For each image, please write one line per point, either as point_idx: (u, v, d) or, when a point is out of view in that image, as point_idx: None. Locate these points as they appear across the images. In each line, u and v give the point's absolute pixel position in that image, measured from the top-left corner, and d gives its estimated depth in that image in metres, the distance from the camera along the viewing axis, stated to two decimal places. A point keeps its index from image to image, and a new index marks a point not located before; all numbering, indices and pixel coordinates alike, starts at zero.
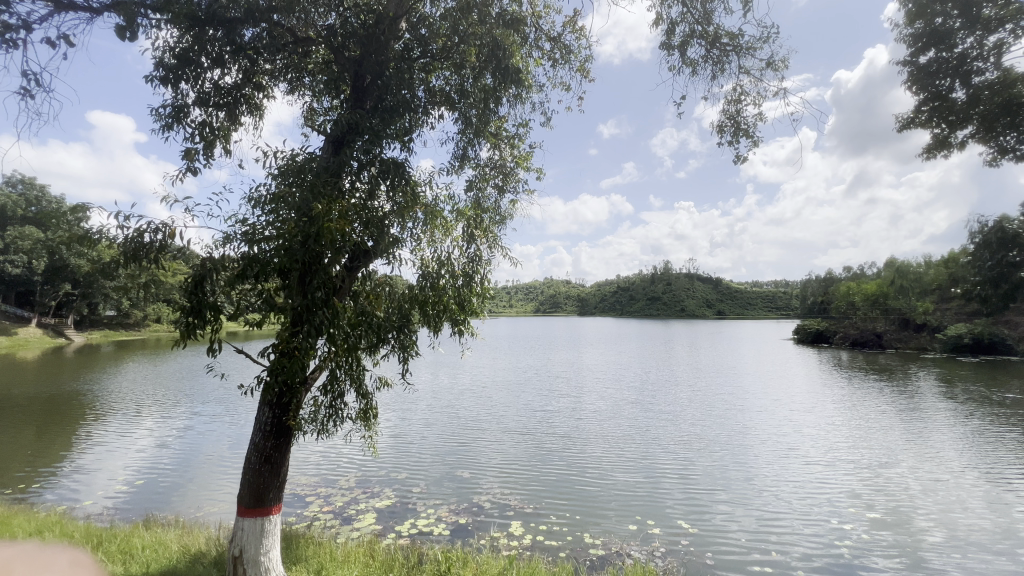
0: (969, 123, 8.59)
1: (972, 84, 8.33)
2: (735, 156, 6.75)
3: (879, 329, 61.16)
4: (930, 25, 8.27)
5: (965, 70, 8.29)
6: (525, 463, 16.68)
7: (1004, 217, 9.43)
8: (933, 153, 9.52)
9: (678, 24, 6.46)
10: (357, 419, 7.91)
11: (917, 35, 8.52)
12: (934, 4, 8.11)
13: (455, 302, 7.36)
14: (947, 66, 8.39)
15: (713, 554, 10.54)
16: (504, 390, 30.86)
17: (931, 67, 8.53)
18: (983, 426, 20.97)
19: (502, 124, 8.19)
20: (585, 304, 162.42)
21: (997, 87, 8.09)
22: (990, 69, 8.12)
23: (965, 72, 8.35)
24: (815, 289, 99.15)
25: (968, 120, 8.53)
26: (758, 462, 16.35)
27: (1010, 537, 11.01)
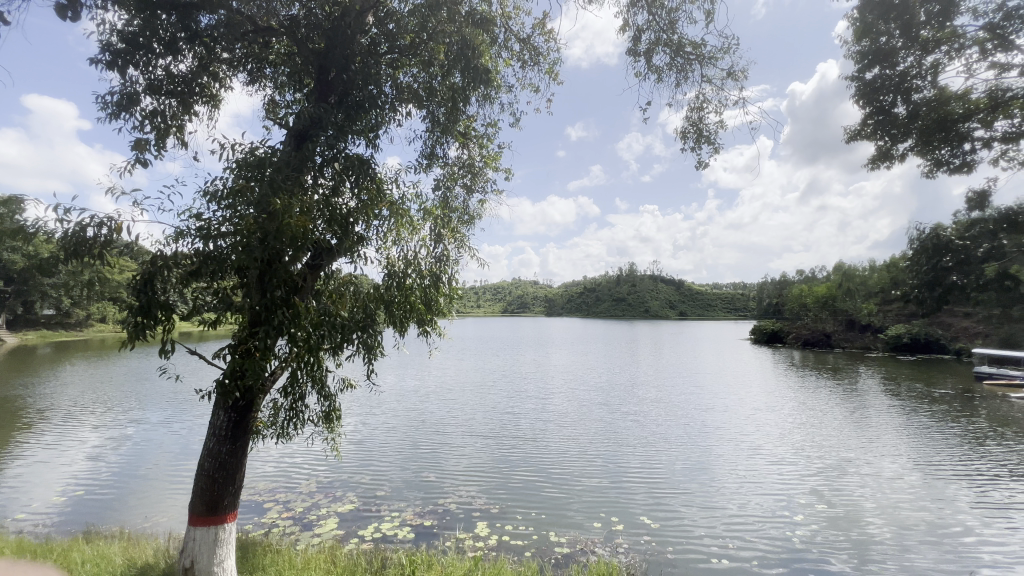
0: (908, 137, 9.19)
1: (912, 100, 8.92)
2: (697, 161, 6.90)
3: (829, 329, 64.46)
4: (875, 44, 8.82)
5: (905, 87, 8.88)
6: (492, 466, 16.62)
7: (938, 225, 10.14)
8: (877, 164, 10.13)
9: (644, 31, 6.59)
10: (319, 422, 7.66)
11: (863, 54, 9.07)
12: (879, 24, 8.65)
13: (422, 302, 7.21)
14: (890, 83, 8.95)
15: (673, 549, 10.97)
16: (470, 392, 30.66)
17: (876, 83, 9.09)
18: (921, 422, 22.41)
19: (470, 123, 8.14)
20: (553, 304, 163.80)
21: (934, 104, 8.74)
22: (927, 87, 8.73)
23: (905, 89, 8.92)
24: (770, 290, 103.62)
25: (909, 133, 9.12)
26: (717, 462, 16.89)
27: (943, 529, 11.82)
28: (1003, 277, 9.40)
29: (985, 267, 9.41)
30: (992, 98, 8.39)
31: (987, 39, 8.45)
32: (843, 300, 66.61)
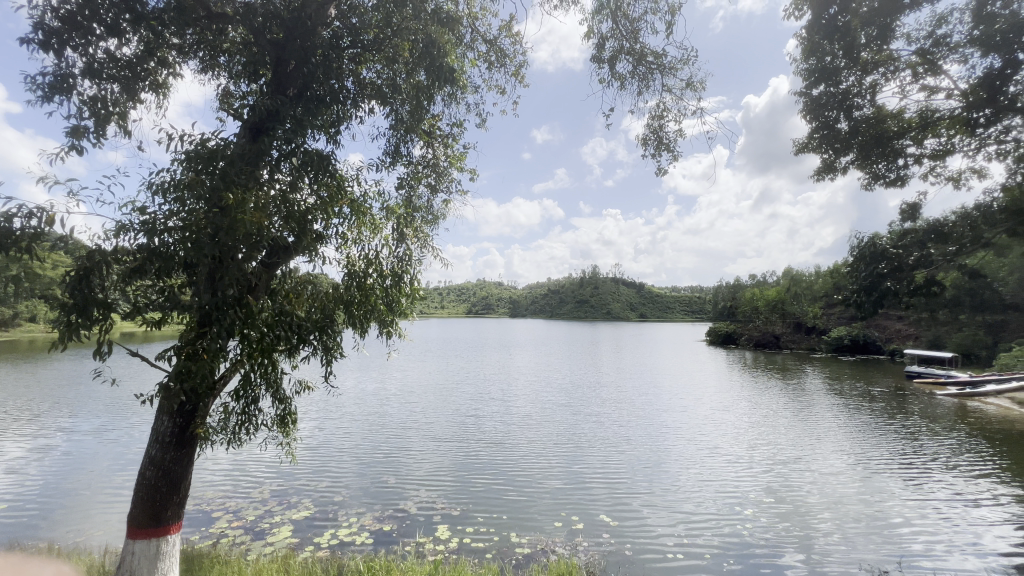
0: (849, 150, 10.37)
1: (853, 117, 10.05)
2: (657, 168, 7.07)
3: (778, 331, 67.80)
4: (821, 62, 9.68)
5: (848, 104, 9.95)
6: (454, 470, 16.41)
7: (875, 234, 10.83)
8: (822, 175, 11.14)
9: (608, 39, 6.66)
10: (273, 427, 7.29)
11: (810, 72, 9.96)
12: (824, 45, 9.48)
13: (383, 302, 6.99)
14: (834, 100, 10.00)
15: (631, 546, 11.24)
16: (433, 395, 30.28)
17: (823, 99, 10.11)
18: (860, 420, 23.81)
19: (435, 122, 8.00)
20: (517, 305, 164.35)
21: (872, 121, 9.95)
22: (866, 105, 9.93)
23: (848, 107, 10.00)
24: (724, 294, 107.91)
25: (850, 147, 10.27)
26: (675, 462, 17.35)
27: (879, 521, 12.59)
28: (931, 284, 10.18)
29: (915, 274, 10.18)
30: (922, 117, 9.73)
31: (917, 64, 9.65)
32: (790, 303, 70.21)
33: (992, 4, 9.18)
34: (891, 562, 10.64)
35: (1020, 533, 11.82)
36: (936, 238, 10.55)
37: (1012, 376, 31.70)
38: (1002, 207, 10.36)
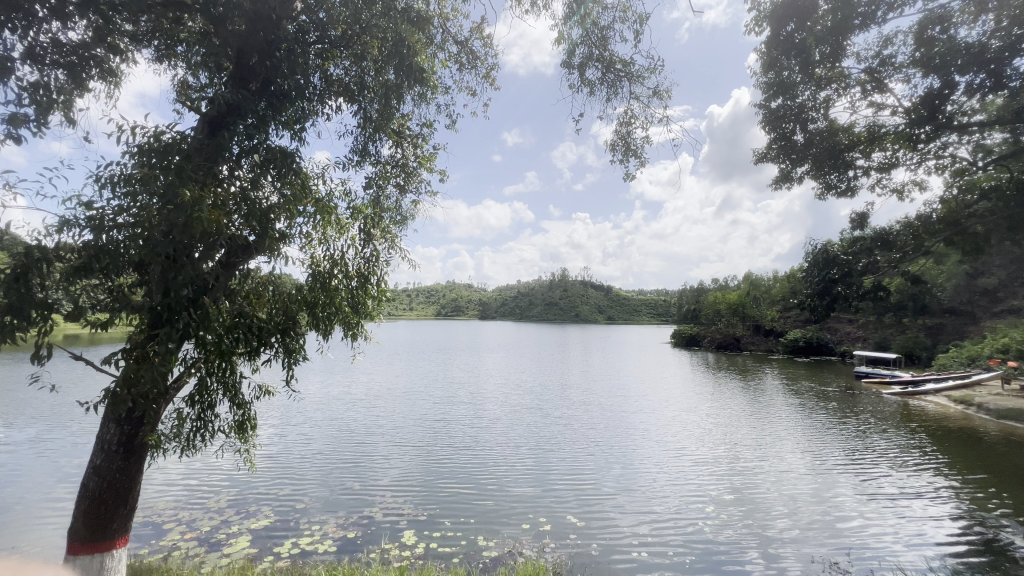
0: (804, 161, 11.20)
1: (808, 130, 10.90)
2: (625, 174, 7.08)
3: (738, 334, 70.27)
4: (779, 77, 10.19)
5: (803, 117, 10.78)
6: (421, 476, 16.13)
7: (827, 241, 11.42)
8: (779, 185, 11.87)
9: (578, 46, 6.66)
10: (231, 433, 6.94)
11: (769, 85, 10.52)
12: (782, 60, 10.05)
13: (348, 304, 6.74)
14: (790, 113, 10.77)
15: (598, 546, 11.41)
16: (401, 399, 29.74)
17: (780, 112, 10.86)
18: (814, 420, 24.86)
19: (405, 122, 7.82)
20: (486, 308, 163.93)
21: (824, 134, 10.89)
22: (820, 118, 10.85)
23: (803, 119, 10.82)
24: (688, 297, 110.91)
25: (805, 158, 11.11)
26: (641, 464, 17.62)
27: (831, 518, 13.15)
28: (877, 289, 10.78)
29: (863, 279, 10.76)
30: (869, 133, 10.82)
31: (866, 82, 10.20)
32: (750, 307, 72.82)
33: (933, 29, 9.79)
34: (842, 556, 11.15)
35: (957, 525, 12.57)
36: (883, 246, 11.17)
37: (949, 376, 33.82)
38: (942, 219, 11.05)
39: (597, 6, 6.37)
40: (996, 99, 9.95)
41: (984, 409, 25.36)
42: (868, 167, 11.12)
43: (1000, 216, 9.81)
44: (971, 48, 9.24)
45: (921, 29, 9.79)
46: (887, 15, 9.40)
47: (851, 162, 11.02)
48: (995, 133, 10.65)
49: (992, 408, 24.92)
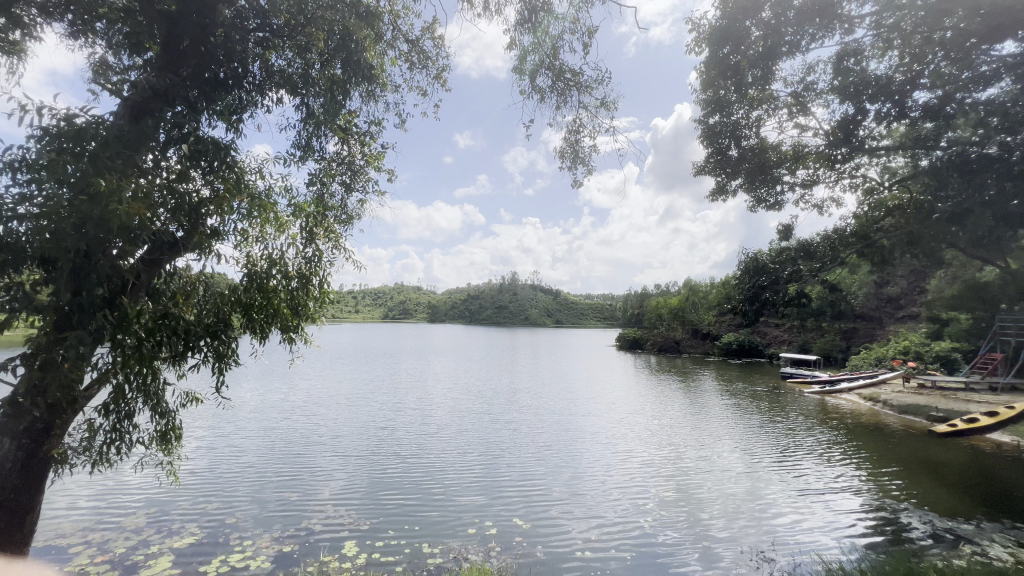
0: (738, 175, 11.97)
1: (741, 146, 11.65)
2: (573, 181, 7.15)
3: (678, 337, 73.83)
4: (716, 94, 10.90)
5: (737, 134, 11.49)
6: (364, 486, 15.51)
7: (757, 251, 12.14)
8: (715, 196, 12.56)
9: (529, 53, 6.60)
10: (151, 444, 6.29)
11: (707, 102, 11.23)
12: (719, 80, 10.69)
13: (287, 306, 6.25)
14: (726, 129, 11.46)
15: (544, 548, 11.55)
16: (344, 406, 28.54)
17: (716, 128, 11.53)
18: (746, 419, 26.42)
19: (351, 118, 7.43)
20: (434, 311, 161.73)
21: (756, 151, 11.69)
22: (752, 136, 11.58)
23: (737, 136, 11.53)
24: (631, 301, 115.04)
25: (738, 172, 11.89)
26: (587, 468, 17.89)
27: (760, 511, 13.98)
28: (801, 296, 11.51)
29: (789, 286, 11.45)
30: (794, 151, 11.69)
31: (791, 105, 10.96)
32: (689, 312, 76.64)
33: (848, 60, 10.66)
34: (769, 545, 11.90)
35: (867, 512, 13.76)
36: (805, 256, 12.00)
37: (860, 375, 37.14)
38: (855, 233, 12.08)
39: (548, 15, 6.37)
40: (900, 127, 11.01)
41: (889, 405, 28.03)
42: (793, 183, 12.02)
43: (903, 231, 10.85)
44: (880, 79, 10.17)
45: (839, 60, 10.62)
46: (810, 45, 10.13)
47: (778, 178, 11.85)
48: (899, 157, 11.80)
49: (895, 404, 27.59)
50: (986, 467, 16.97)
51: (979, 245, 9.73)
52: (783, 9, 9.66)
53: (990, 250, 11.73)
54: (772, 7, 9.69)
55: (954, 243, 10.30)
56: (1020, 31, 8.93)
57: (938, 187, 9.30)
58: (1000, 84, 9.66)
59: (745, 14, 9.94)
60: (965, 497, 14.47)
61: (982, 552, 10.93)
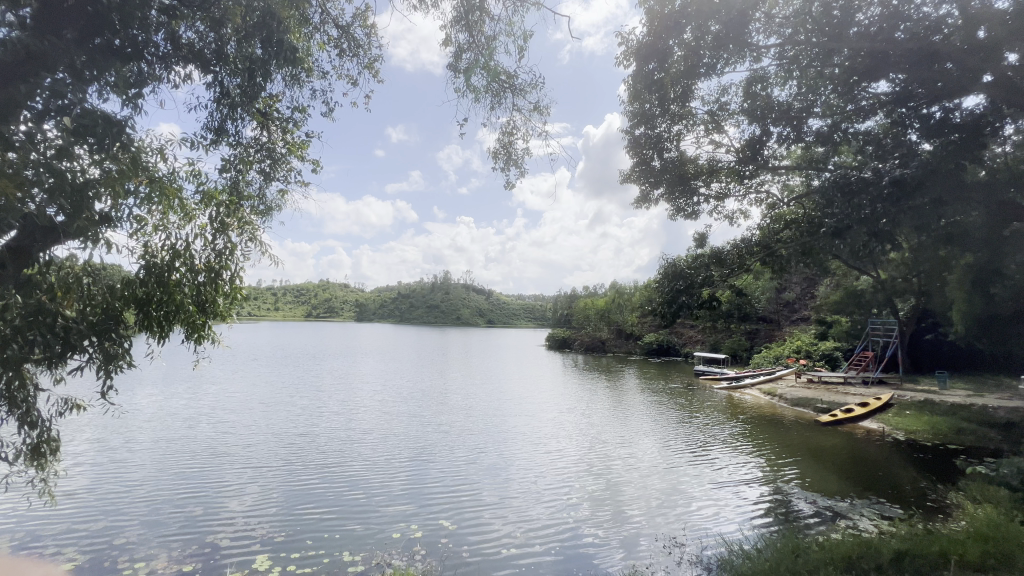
0: (660, 184, 12.80)
1: (663, 157, 12.46)
2: (506, 183, 7.23)
3: (603, 337, 77.11)
4: (642, 107, 11.60)
5: (660, 146, 12.27)
6: (279, 497, 14.63)
7: (675, 258, 13.00)
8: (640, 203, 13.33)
9: (465, 51, 6.58)
10: (19, 460, 5.50)
11: (633, 114, 11.97)
12: (644, 94, 11.34)
13: (192, 302, 5.65)
14: (650, 141, 12.20)
15: (470, 549, 11.68)
16: (259, 412, 26.68)
17: (641, 139, 12.25)
18: (664, 415, 28.13)
19: (272, 102, 6.94)
20: (363, 309, 155.80)
21: (676, 163, 12.56)
22: (672, 149, 12.40)
23: (660, 148, 12.32)
24: (561, 302, 118.25)
25: (660, 181, 12.73)
26: (516, 469, 18.15)
27: (672, 501, 14.98)
28: (712, 300, 12.46)
29: (702, 291, 12.36)
30: (709, 165, 12.68)
31: (708, 122, 11.89)
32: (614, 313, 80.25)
33: (756, 85, 11.72)
34: (680, 531, 12.86)
35: (763, 496, 15.25)
36: (717, 263, 13.04)
37: (761, 372, 40.96)
38: (759, 243, 13.33)
39: (485, 15, 6.37)
40: (798, 149, 12.29)
41: (783, 399, 31.22)
42: (707, 195, 13.07)
43: (797, 242, 12.15)
44: (781, 105, 11.34)
45: (749, 84, 11.65)
46: (725, 68, 10.96)
47: (695, 189, 12.83)
48: (796, 177, 13.21)
49: (788, 398, 30.76)
50: (859, 451, 19.44)
51: (856, 258, 11.13)
52: (702, 32, 10.26)
53: (866, 262, 13.45)
54: (692, 29, 10.33)
55: (837, 255, 11.71)
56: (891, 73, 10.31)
57: (825, 205, 10.54)
58: (875, 118, 11.12)
59: (669, 33, 10.50)
60: (842, 478, 16.48)
61: (853, 525, 12.53)
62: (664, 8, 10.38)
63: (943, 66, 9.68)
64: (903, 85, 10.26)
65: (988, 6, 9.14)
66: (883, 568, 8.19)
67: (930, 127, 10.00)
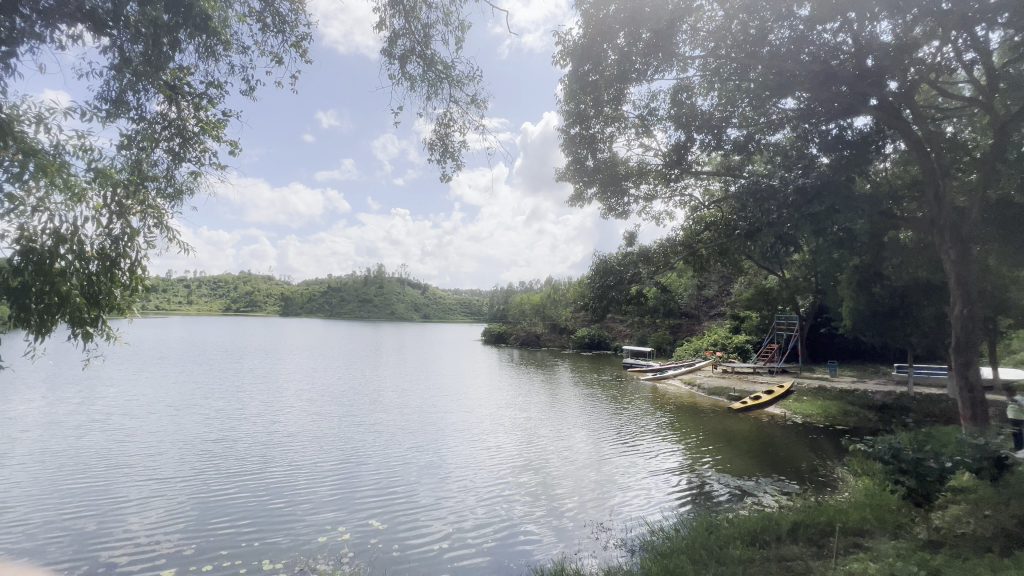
0: (592, 183, 13.24)
1: (596, 157, 12.89)
2: (442, 175, 7.11)
3: (539, 331, 78.60)
4: (577, 107, 11.93)
5: (593, 146, 12.67)
6: (191, 508, 13.62)
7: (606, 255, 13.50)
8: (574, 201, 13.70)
9: (400, 37, 6.36)
10: None
11: (569, 114, 12.25)
12: (579, 95, 11.65)
13: (81, 295, 5.07)
14: (584, 141, 12.57)
15: (399, 547, 11.62)
16: (167, 416, 24.34)
17: (576, 139, 12.59)
18: (595, 408, 29.22)
19: (183, 75, 6.32)
20: (289, 303, 147.09)
21: (608, 163, 13.03)
22: (605, 150, 12.85)
23: (594, 149, 12.72)
24: (498, 297, 118.87)
25: (593, 180, 13.19)
26: (451, 466, 18.09)
27: (599, 490, 15.68)
28: (639, 296, 13.10)
29: (631, 287, 12.96)
30: (638, 167, 13.28)
31: (638, 126, 12.44)
32: (549, 307, 81.97)
33: (682, 94, 12.41)
34: (607, 516, 13.53)
35: (681, 480, 16.37)
36: (644, 261, 13.72)
37: (682, 364, 43.73)
38: (683, 243, 14.19)
39: (421, 1, 6.19)
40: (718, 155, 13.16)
41: (702, 388, 33.55)
42: (637, 195, 13.70)
43: (715, 243, 13.08)
44: (704, 114, 12.11)
45: (676, 92, 12.29)
46: (654, 75, 11.49)
47: (626, 190, 13.46)
48: (715, 182, 14.19)
49: (705, 387, 33.14)
50: (764, 434, 21.39)
51: (765, 258, 12.18)
52: (635, 39, 10.65)
53: (774, 262, 14.74)
54: (625, 35, 10.71)
55: (749, 255, 12.75)
56: (797, 91, 11.32)
57: (740, 209, 11.44)
58: (783, 131, 12.20)
59: (603, 37, 10.82)
60: (750, 460, 18.04)
61: (758, 502, 13.79)
62: (600, 12, 10.65)
63: (839, 88, 10.81)
64: (807, 103, 11.31)
65: (877, 36, 10.33)
66: (781, 538, 9.11)
67: (828, 143, 11.14)
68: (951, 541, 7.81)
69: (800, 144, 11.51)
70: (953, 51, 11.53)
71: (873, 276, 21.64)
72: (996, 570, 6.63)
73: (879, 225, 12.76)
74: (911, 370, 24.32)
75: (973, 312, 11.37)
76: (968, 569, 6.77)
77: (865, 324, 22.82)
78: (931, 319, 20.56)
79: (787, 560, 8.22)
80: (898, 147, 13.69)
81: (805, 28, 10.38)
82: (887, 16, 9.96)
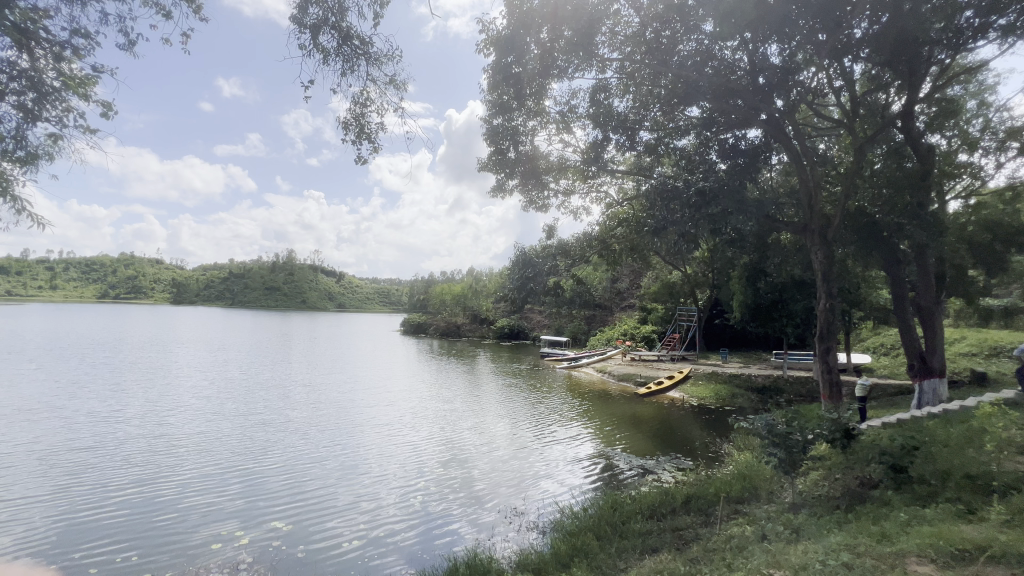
0: (514, 175, 13.36)
1: (518, 149, 12.99)
2: (357, 156, 6.72)
3: (459, 321, 78.11)
4: (500, 98, 11.92)
5: (515, 138, 12.75)
6: (56, 526, 12.06)
7: (526, 247, 13.68)
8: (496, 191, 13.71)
9: (312, 6, 5.87)
10: None
11: (492, 104, 12.19)
12: (502, 85, 11.65)
13: None
14: (506, 132, 12.60)
15: (305, 548, 11.22)
16: (21, 422, 20.87)
17: (498, 130, 12.60)
18: (513, 397, 29.80)
19: (39, 20, 5.36)
20: (181, 289, 131.98)
21: (529, 156, 13.22)
22: (527, 143, 12.99)
23: (516, 140, 12.77)
24: (419, 287, 116.05)
25: (514, 172, 13.32)
26: (367, 463, 17.55)
27: (515, 478, 16.07)
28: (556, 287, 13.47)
29: (548, 278, 13.25)
30: (558, 162, 13.63)
31: (558, 122, 12.72)
32: (471, 298, 81.67)
33: (600, 94, 12.87)
34: (521, 502, 14.00)
35: (592, 463, 17.27)
36: (562, 254, 14.13)
37: (596, 353, 45.98)
38: (597, 237, 14.80)
39: None
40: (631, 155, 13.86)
41: (613, 375, 35.54)
42: (556, 189, 14.02)
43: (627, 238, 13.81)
44: (619, 115, 12.63)
45: (594, 92, 12.71)
46: (575, 72, 11.78)
47: (546, 183, 13.75)
48: (629, 181, 14.94)
49: (616, 374, 35.15)
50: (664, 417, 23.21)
51: (670, 254, 13.08)
52: (557, 35, 10.85)
53: (677, 258, 15.92)
54: (548, 30, 10.85)
55: (656, 251, 13.64)
56: (702, 101, 12.19)
57: (649, 208, 12.18)
58: (688, 137, 13.19)
59: (526, 30, 10.88)
60: (653, 441, 19.43)
61: (658, 479, 14.97)
62: (524, 4, 10.67)
63: (735, 101, 11.83)
64: (709, 112, 12.27)
65: (767, 57, 11.36)
66: (676, 510, 9.98)
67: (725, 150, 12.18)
68: (809, 502, 9.09)
69: (702, 150, 12.49)
70: (825, 78, 13.16)
71: (759, 273, 24.25)
72: (841, 523, 7.85)
73: (765, 228, 14.26)
74: (787, 356, 27.65)
75: (834, 306, 13.15)
76: (819, 524, 7.94)
77: (751, 316, 25.54)
78: (803, 312, 23.53)
79: (680, 529, 9.03)
80: (781, 159, 15.37)
81: (709, 43, 11.13)
82: (776, 41, 11.05)
